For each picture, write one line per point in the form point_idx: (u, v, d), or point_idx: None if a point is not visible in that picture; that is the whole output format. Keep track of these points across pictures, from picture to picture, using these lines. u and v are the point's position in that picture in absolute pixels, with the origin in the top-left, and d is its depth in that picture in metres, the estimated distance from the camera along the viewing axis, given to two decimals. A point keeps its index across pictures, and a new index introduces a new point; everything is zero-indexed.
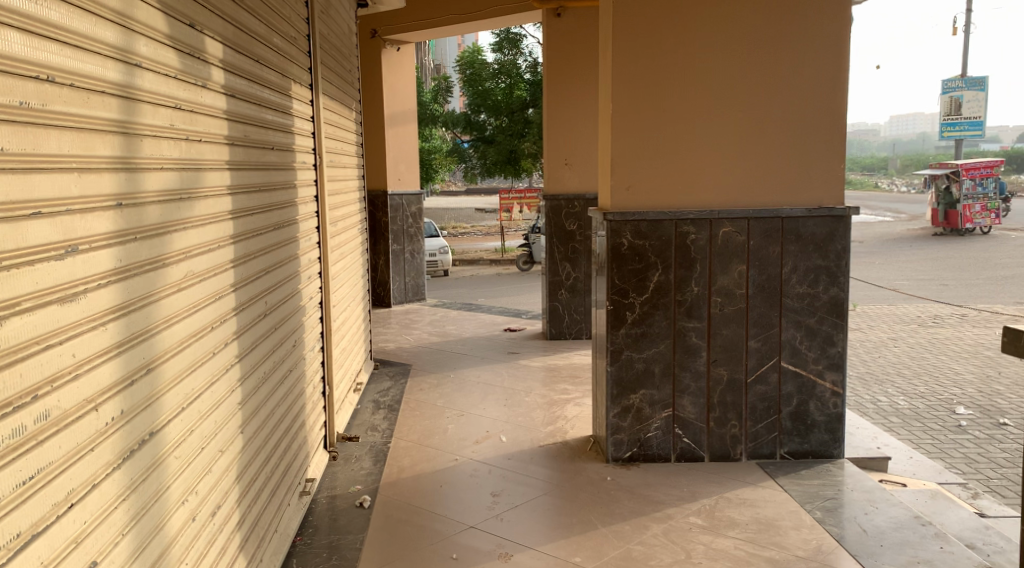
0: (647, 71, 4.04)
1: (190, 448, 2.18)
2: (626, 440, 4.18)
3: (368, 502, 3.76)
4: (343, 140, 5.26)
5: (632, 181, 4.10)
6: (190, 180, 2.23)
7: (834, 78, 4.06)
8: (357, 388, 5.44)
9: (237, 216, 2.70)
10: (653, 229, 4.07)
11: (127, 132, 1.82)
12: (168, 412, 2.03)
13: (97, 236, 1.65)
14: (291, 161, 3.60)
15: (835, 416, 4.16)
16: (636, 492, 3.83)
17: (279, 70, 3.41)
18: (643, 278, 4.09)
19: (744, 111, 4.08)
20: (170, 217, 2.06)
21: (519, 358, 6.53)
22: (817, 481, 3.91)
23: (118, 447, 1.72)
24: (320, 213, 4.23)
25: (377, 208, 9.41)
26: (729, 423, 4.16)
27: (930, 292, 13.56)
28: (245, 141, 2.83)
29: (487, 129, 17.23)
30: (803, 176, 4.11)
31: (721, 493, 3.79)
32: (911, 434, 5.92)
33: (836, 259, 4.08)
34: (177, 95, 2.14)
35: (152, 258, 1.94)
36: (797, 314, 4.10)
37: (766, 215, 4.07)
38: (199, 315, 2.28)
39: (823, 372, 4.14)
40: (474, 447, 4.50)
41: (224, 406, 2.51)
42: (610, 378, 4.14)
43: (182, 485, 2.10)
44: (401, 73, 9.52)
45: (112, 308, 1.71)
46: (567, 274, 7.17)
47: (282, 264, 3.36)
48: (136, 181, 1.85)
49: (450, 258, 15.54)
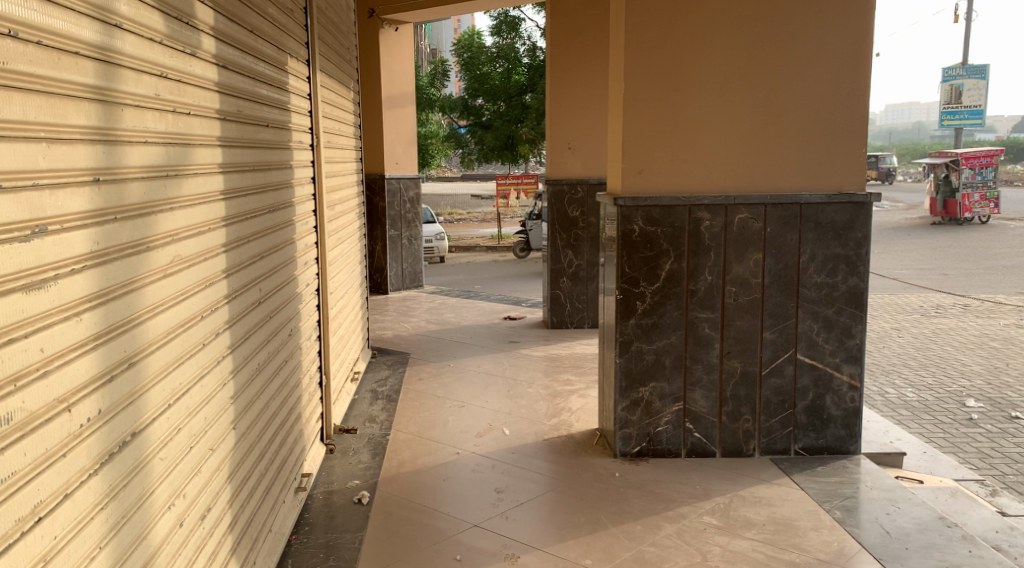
0: (662, 51, 3.85)
1: (177, 449, 2.00)
2: (635, 435, 4.02)
3: (367, 498, 3.60)
4: (341, 120, 5.06)
5: (643, 164, 3.92)
6: (177, 157, 2.04)
7: (856, 59, 3.87)
8: (353, 378, 5.26)
9: (228, 197, 2.50)
10: (666, 215, 3.89)
11: (105, 100, 1.62)
12: (153, 409, 1.84)
13: (71, 216, 1.46)
14: (287, 140, 3.42)
15: (852, 411, 4.01)
16: (646, 489, 3.67)
17: (274, 42, 3.21)
18: (654, 267, 3.92)
19: (762, 93, 3.89)
20: (154, 197, 1.87)
21: (520, 348, 6.37)
22: (834, 478, 3.76)
23: (96, 449, 1.54)
24: (318, 196, 4.04)
25: (374, 192, 9.20)
26: (743, 418, 4.00)
27: (931, 282, 13.41)
28: (238, 117, 2.64)
29: (484, 115, 16.96)
30: (822, 160, 3.93)
31: (734, 491, 3.64)
32: (921, 427, 5.78)
33: (856, 248, 3.92)
34: (162, 62, 1.94)
35: (134, 241, 1.76)
36: (814, 305, 3.94)
37: (784, 202, 3.89)
38: (187, 304, 2.10)
39: (840, 365, 3.98)
40: (476, 440, 4.33)
41: (214, 401, 2.33)
42: (619, 370, 3.97)
43: (167, 489, 1.93)
44: (400, 54, 9.29)
45: (90, 296, 1.53)
46: (569, 262, 6.98)
47: (277, 249, 3.17)
48: (115, 154, 1.66)
49: (446, 244, 15.38)
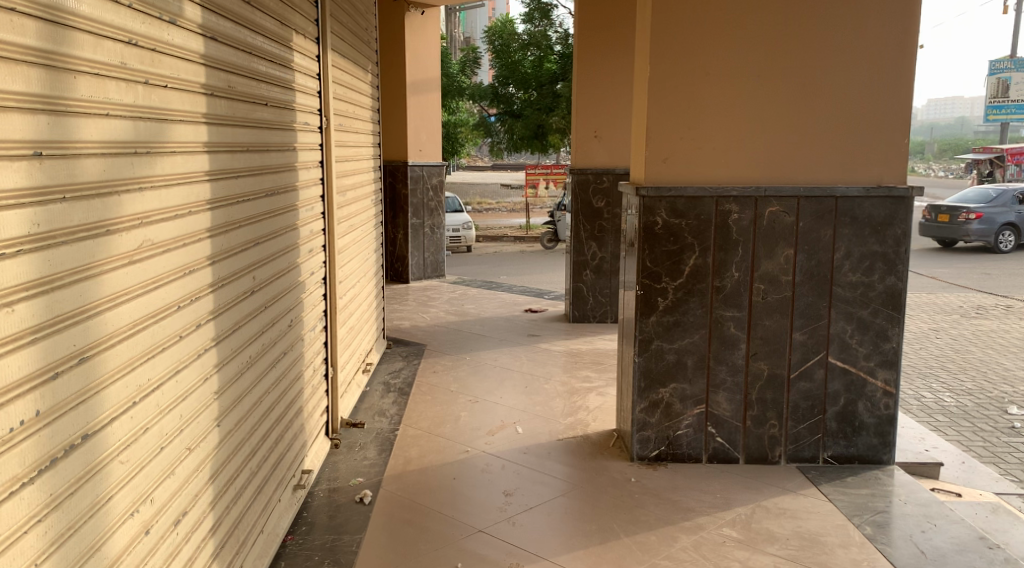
0: (691, 31, 3.61)
1: (143, 450, 1.85)
2: (653, 438, 3.81)
3: (369, 497, 3.43)
4: (357, 103, 4.90)
5: (668, 152, 3.69)
6: (150, 133, 1.88)
7: (900, 40, 3.60)
8: (366, 369, 5.12)
9: (215, 180, 2.34)
10: (692, 207, 3.67)
11: (52, 65, 1.47)
12: (112, 408, 1.69)
13: (3, 194, 1.32)
14: (291, 122, 3.26)
15: (886, 418, 3.76)
16: (663, 496, 3.47)
17: (277, 16, 3.04)
18: (678, 261, 3.70)
19: (797, 79, 3.64)
20: (118, 175, 1.71)
21: (539, 342, 6.17)
22: (866, 490, 3.52)
23: (33, 455, 1.39)
24: (326, 180, 3.88)
25: (396, 180, 9.04)
26: (768, 423, 3.78)
27: (973, 281, 12.93)
28: (229, 93, 2.48)
29: (514, 103, 16.63)
30: (862, 150, 3.67)
31: (756, 501, 3.42)
32: (960, 435, 5.47)
33: (895, 245, 3.67)
34: (132, 29, 1.78)
35: (89, 224, 1.60)
36: (848, 305, 3.70)
37: (818, 194, 3.65)
38: (161, 293, 1.94)
39: (875, 370, 3.73)
40: (488, 438, 4.16)
41: (194, 397, 2.18)
42: (638, 369, 3.76)
43: (129, 494, 1.77)
44: (425, 38, 9.11)
45: (26, 284, 1.38)
46: (593, 254, 6.73)
47: (277, 235, 3.01)
48: (64, 126, 1.50)
49: (473, 233, 15.25)
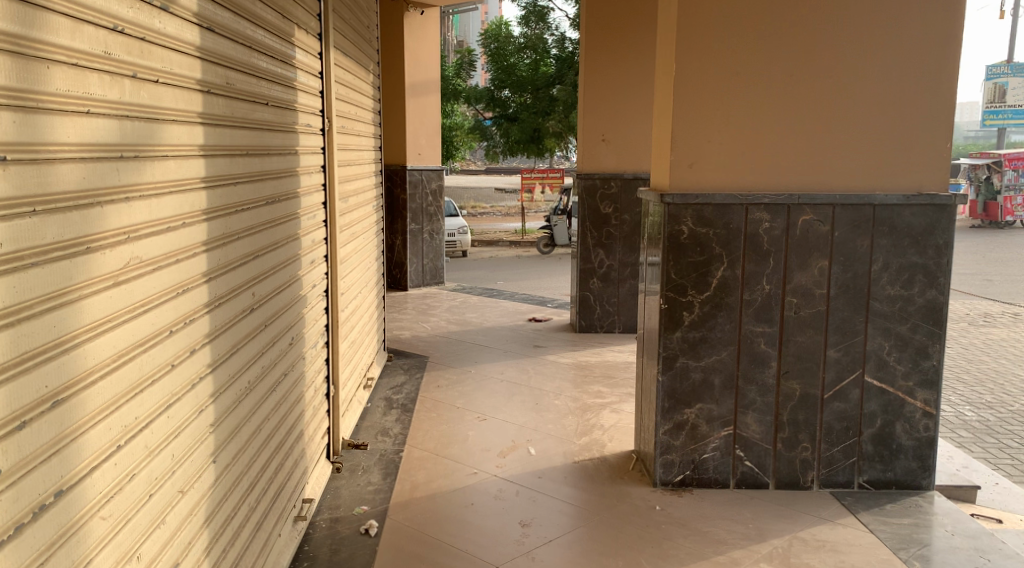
0: (720, 28, 3.37)
1: (128, 500, 1.60)
2: (677, 462, 3.57)
3: (374, 528, 3.18)
4: (359, 104, 4.66)
5: (695, 157, 3.45)
6: (141, 136, 1.64)
7: (943, 42, 3.38)
8: (367, 384, 4.86)
9: (210, 187, 2.08)
10: (720, 215, 3.43)
11: (22, 52, 1.22)
12: (94, 454, 1.44)
13: None
14: (292, 123, 3.01)
15: (925, 440, 3.54)
16: (691, 527, 3.22)
17: (279, 9, 2.80)
18: (704, 273, 3.46)
19: (832, 81, 3.42)
20: (100, 183, 1.46)
21: (545, 353, 5.94)
22: (908, 519, 3.28)
23: None
24: (326, 184, 3.62)
25: (395, 184, 8.81)
26: (800, 446, 3.54)
27: (975, 288, 12.75)
28: (228, 91, 2.24)
29: (510, 106, 16.37)
30: (899, 156, 3.45)
31: (792, 532, 3.18)
32: (985, 452, 5.26)
33: (936, 256, 3.44)
34: (118, 14, 1.54)
35: (66, 241, 1.35)
36: (886, 320, 3.47)
37: (855, 202, 3.42)
38: (150, 318, 1.69)
39: (913, 390, 3.51)
40: (499, 460, 3.91)
41: (186, 436, 1.92)
42: (662, 389, 3.53)
43: (113, 554, 1.52)
44: (425, 39, 8.86)
45: None
46: (600, 261, 6.50)
47: (277, 247, 2.75)
48: (35, 126, 1.25)
49: (468, 238, 15.04)
